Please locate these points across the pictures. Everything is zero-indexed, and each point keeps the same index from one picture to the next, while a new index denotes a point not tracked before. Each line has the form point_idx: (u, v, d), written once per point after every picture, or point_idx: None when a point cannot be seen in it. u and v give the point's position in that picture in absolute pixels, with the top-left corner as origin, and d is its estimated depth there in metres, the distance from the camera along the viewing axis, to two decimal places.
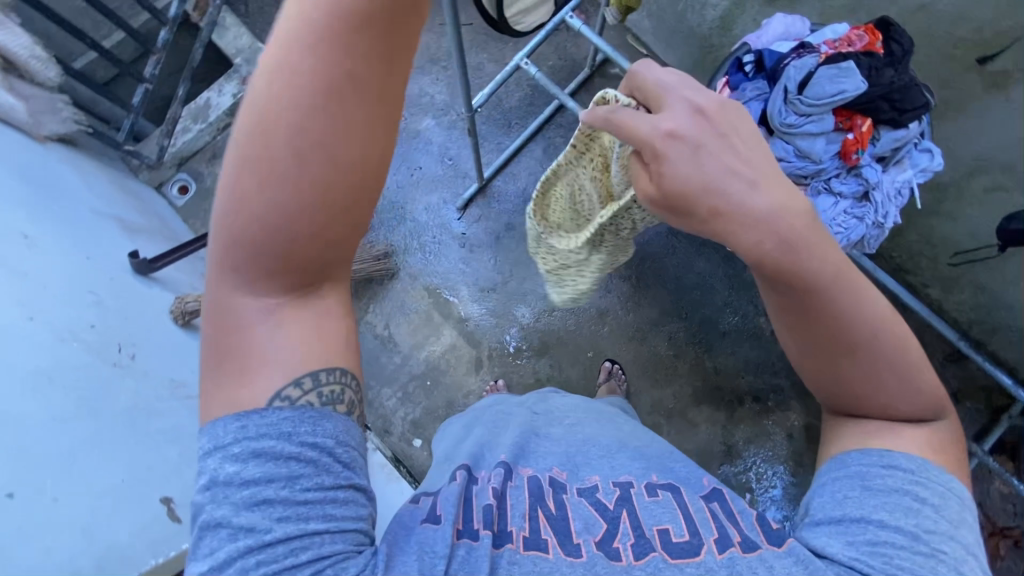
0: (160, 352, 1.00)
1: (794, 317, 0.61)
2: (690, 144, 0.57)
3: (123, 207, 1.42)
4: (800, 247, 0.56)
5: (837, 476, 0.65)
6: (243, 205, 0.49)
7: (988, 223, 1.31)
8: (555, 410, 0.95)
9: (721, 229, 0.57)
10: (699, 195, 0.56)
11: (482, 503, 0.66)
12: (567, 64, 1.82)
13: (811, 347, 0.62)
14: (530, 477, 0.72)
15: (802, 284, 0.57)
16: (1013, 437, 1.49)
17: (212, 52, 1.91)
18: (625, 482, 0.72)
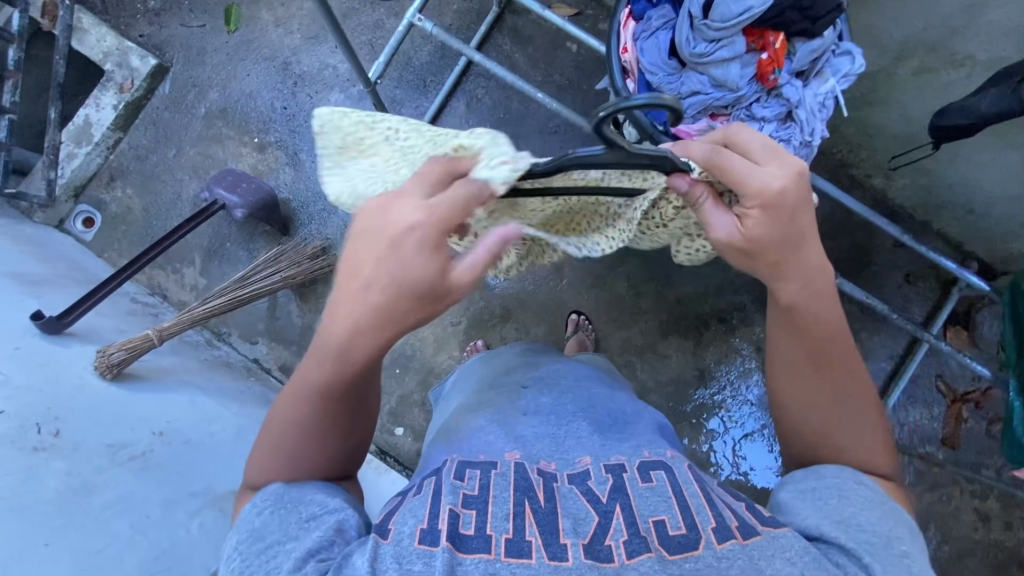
0: (94, 416, 0.94)
1: (817, 357, 0.68)
2: (763, 206, 0.58)
3: (19, 260, 1.29)
4: (824, 302, 0.65)
5: (811, 480, 0.67)
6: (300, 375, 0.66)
7: (920, 107, 1.29)
8: (531, 373, 0.87)
9: (778, 270, 0.62)
10: (768, 246, 0.60)
11: (451, 504, 0.62)
12: (473, 6, 1.67)
13: (783, 364, 0.72)
14: (516, 464, 0.67)
15: (818, 334, 0.67)
16: (965, 305, 1.63)
17: (78, 60, 1.69)
18: (618, 465, 0.67)
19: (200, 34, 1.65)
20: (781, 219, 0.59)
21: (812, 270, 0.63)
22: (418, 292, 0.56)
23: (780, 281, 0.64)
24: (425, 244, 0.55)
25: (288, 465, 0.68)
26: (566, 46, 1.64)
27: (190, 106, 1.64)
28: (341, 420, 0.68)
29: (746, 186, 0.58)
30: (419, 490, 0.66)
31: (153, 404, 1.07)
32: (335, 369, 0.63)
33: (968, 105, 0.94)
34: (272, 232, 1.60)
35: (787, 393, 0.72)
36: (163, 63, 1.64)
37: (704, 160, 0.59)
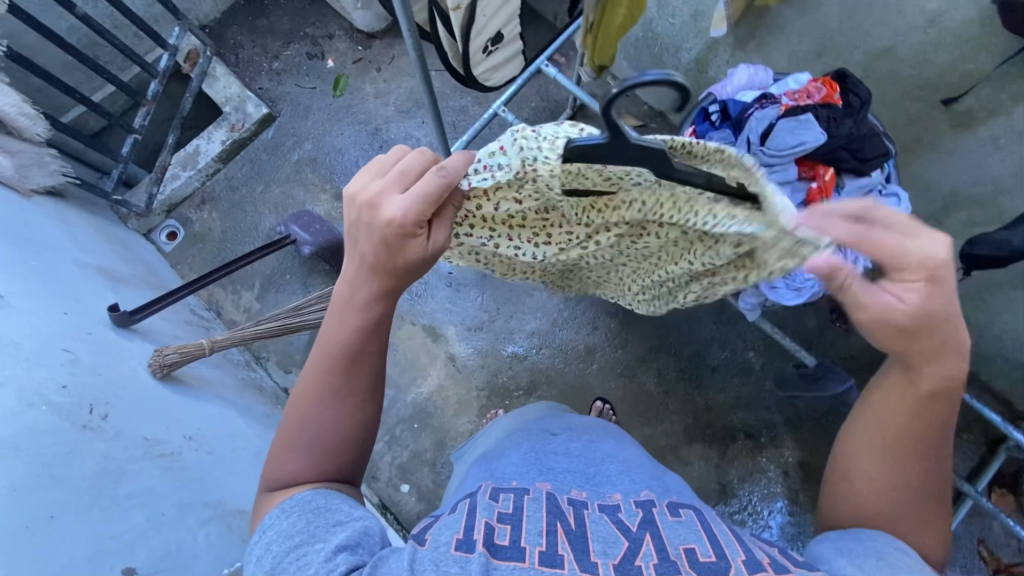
0: (137, 409, 1.00)
1: (920, 435, 0.66)
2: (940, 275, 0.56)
3: (108, 257, 1.42)
4: (942, 388, 0.64)
5: (850, 541, 0.64)
6: (317, 358, 0.76)
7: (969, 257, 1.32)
8: (566, 425, 0.88)
9: (932, 344, 0.60)
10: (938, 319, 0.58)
11: (486, 518, 0.63)
12: (549, 106, 1.85)
13: (891, 444, 0.67)
14: (548, 492, 0.69)
15: (932, 413, 0.65)
16: (1013, 468, 1.54)
17: (203, 100, 1.95)
18: (646, 500, 0.69)
19: (309, 95, 1.89)
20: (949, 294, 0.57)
21: (954, 360, 0.62)
22: (394, 271, 0.68)
23: (925, 363, 0.62)
24: (402, 231, 0.62)
25: (309, 442, 0.75)
26: None
27: (285, 151, 1.84)
28: (349, 411, 0.76)
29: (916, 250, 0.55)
30: (454, 511, 0.67)
31: (188, 409, 1.12)
32: (335, 358, 0.75)
33: (1001, 240, 0.99)
34: (330, 272, 1.71)
35: (862, 468, 0.69)
36: (272, 113, 1.87)
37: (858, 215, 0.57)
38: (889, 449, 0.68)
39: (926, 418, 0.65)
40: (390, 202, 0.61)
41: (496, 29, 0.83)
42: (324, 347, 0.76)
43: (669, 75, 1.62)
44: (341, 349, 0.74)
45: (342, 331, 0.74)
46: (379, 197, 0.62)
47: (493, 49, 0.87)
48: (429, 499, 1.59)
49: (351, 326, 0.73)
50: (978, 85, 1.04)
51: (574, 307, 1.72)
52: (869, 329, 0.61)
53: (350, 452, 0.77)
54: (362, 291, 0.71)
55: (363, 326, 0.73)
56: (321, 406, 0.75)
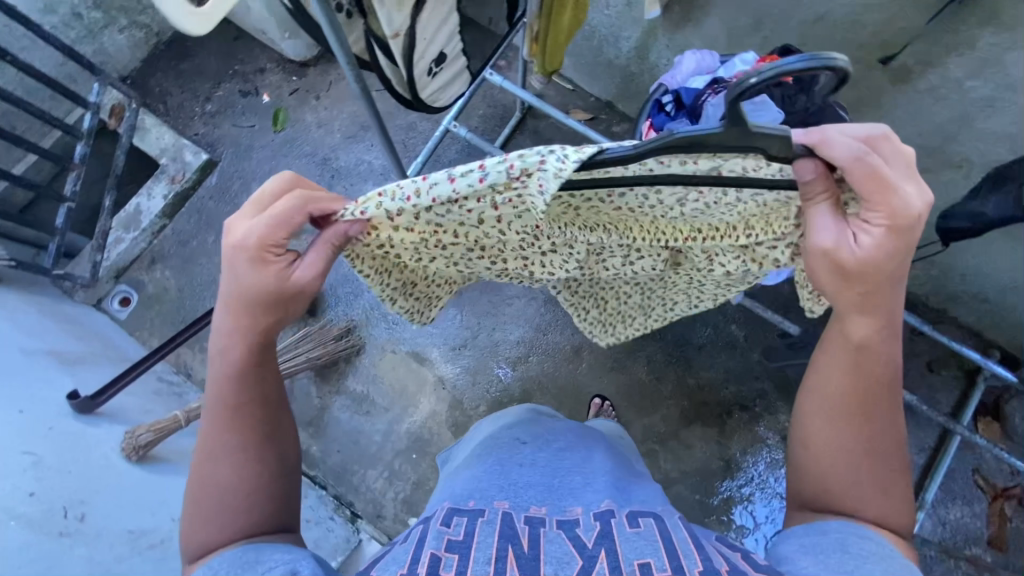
0: (117, 500, 0.93)
1: (865, 390, 0.70)
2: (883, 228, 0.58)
3: (58, 338, 1.33)
4: (882, 346, 0.69)
5: (814, 537, 0.65)
6: (202, 415, 0.69)
7: (925, 203, 1.35)
8: (537, 432, 0.85)
9: (871, 298, 0.65)
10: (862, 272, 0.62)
11: (433, 549, 0.61)
12: (498, 111, 1.83)
13: (833, 403, 0.71)
14: (504, 512, 0.67)
15: (877, 367, 0.69)
16: (994, 396, 1.61)
17: (135, 154, 1.85)
18: (607, 511, 0.67)
19: (249, 134, 1.81)
20: (891, 249, 0.60)
21: (888, 312, 0.67)
22: (262, 296, 0.66)
23: (855, 314, 0.67)
24: (253, 253, 0.64)
25: (213, 515, 0.64)
26: (584, 146, 1.77)
27: (233, 196, 1.76)
28: (251, 461, 0.68)
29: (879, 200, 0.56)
30: (406, 538, 0.66)
31: (172, 487, 1.06)
32: (216, 410, 0.68)
33: (974, 211, 1.00)
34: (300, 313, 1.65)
35: (806, 431, 0.73)
36: (213, 157, 1.78)
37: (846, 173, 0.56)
38: (831, 407, 0.71)
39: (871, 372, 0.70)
40: (241, 227, 0.64)
41: (438, 49, 0.80)
42: (208, 402, 0.68)
43: (612, 64, 1.62)
44: (222, 398, 0.68)
45: (222, 377, 0.68)
46: (229, 228, 0.65)
47: (437, 69, 0.84)
48: None
49: (228, 370, 0.68)
50: (911, 40, 1.07)
51: (555, 309, 1.70)
52: (816, 270, 0.65)
53: (255, 506, 0.67)
54: (231, 330, 0.68)
55: (242, 367, 0.69)
56: (217, 464, 0.66)
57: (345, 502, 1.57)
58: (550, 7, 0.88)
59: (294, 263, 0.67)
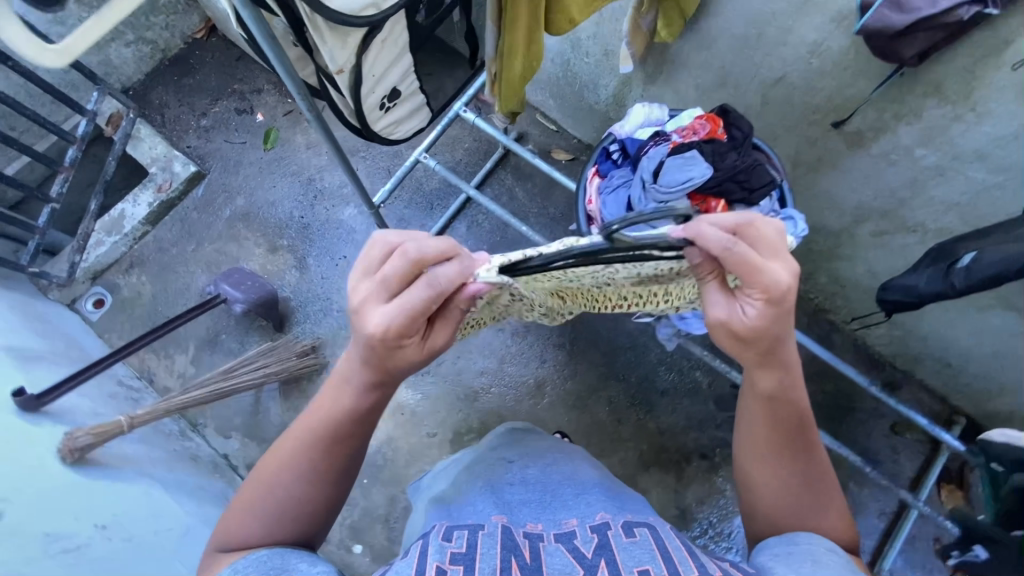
0: (39, 502, 0.93)
1: (785, 438, 0.72)
2: (767, 298, 0.60)
3: (21, 334, 1.35)
4: (790, 395, 0.70)
5: (785, 547, 0.67)
6: (296, 434, 0.74)
7: (883, 264, 1.37)
8: (522, 451, 0.89)
9: (770, 357, 0.66)
10: (760, 337, 0.63)
11: (438, 561, 0.60)
12: (482, 145, 1.88)
13: (761, 451, 0.74)
14: (503, 525, 0.67)
15: (792, 416, 0.71)
16: (957, 463, 1.58)
17: (129, 161, 1.91)
18: (602, 523, 0.68)
19: (239, 150, 1.87)
20: (780, 314, 0.61)
21: (788, 363, 0.68)
22: (389, 363, 0.67)
23: (760, 370, 0.68)
24: (397, 335, 0.63)
25: (265, 518, 0.70)
26: (562, 185, 1.81)
27: (216, 209, 1.80)
28: (314, 491, 0.73)
29: (760, 277, 0.59)
30: (405, 554, 0.65)
31: (105, 493, 1.06)
32: (316, 438, 0.72)
33: (907, 286, 1.01)
34: (268, 328, 1.67)
35: (745, 472, 0.76)
36: (201, 170, 1.84)
37: (724, 253, 0.58)
38: (762, 457, 0.74)
39: (787, 422, 0.71)
40: (380, 310, 0.62)
41: (391, 85, 0.85)
42: (304, 429, 0.73)
43: (591, 109, 1.67)
44: (320, 431, 0.72)
45: (324, 418, 0.72)
46: (368, 294, 0.63)
47: (391, 104, 0.88)
48: (384, 558, 1.53)
49: (343, 411, 0.72)
50: (861, 107, 1.10)
51: (521, 342, 1.71)
52: (718, 338, 0.67)
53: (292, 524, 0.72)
54: (356, 378, 0.71)
55: (343, 412, 0.72)
56: (299, 481, 0.72)
57: None
58: (503, 52, 0.94)
59: (424, 342, 0.66)
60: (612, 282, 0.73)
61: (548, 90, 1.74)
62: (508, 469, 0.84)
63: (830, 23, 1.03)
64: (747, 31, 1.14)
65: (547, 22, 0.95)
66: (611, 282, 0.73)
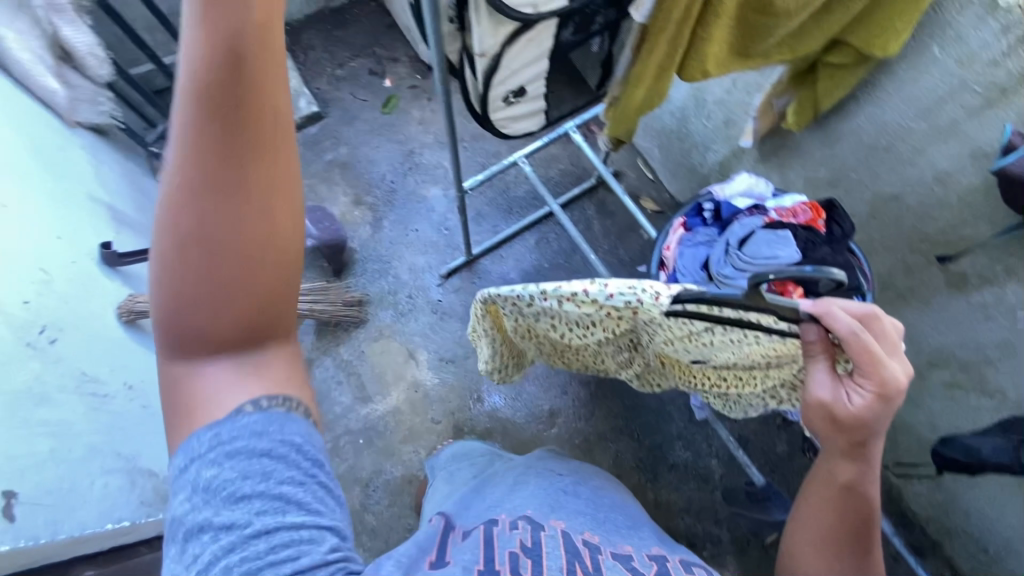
0: (89, 343, 1.01)
1: (845, 538, 0.70)
2: (879, 389, 0.62)
3: (124, 200, 1.49)
4: (862, 496, 0.70)
5: None
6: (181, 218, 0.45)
7: (945, 418, 1.28)
8: (571, 471, 0.91)
9: (855, 445, 0.68)
10: (856, 421, 0.65)
11: (509, 549, 0.62)
12: (576, 171, 1.92)
13: (816, 546, 0.71)
14: (563, 530, 0.67)
15: (856, 518, 0.70)
16: None
17: None
18: (660, 555, 0.68)
19: (359, 106, 2.00)
20: (885, 407, 0.64)
21: (871, 462, 0.69)
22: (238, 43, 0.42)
23: (841, 459, 0.70)
24: None
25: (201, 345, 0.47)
26: (639, 232, 1.82)
27: (321, 150, 1.93)
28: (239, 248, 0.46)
29: (881, 369, 0.62)
30: (468, 535, 0.69)
31: (142, 359, 1.14)
32: (203, 183, 0.44)
33: None
34: (326, 270, 1.76)
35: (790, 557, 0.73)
36: (321, 112, 1.97)
37: (850, 336, 0.61)
38: (815, 551, 0.71)
39: (851, 522, 0.70)
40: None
41: (520, 83, 0.89)
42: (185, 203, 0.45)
43: (693, 170, 1.67)
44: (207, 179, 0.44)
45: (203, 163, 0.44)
46: None
47: (514, 100, 0.92)
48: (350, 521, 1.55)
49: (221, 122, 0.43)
50: (973, 251, 1.05)
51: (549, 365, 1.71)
52: (812, 416, 0.69)
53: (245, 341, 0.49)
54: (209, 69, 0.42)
55: (222, 127, 0.43)
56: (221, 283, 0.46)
57: None
58: (630, 78, 0.97)
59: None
60: (704, 345, 0.80)
61: (657, 140, 1.77)
62: (561, 478, 0.87)
63: (966, 156, 1.00)
64: (876, 140, 1.12)
65: (681, 66, 0.96)
66: (703, 344, 0.80)
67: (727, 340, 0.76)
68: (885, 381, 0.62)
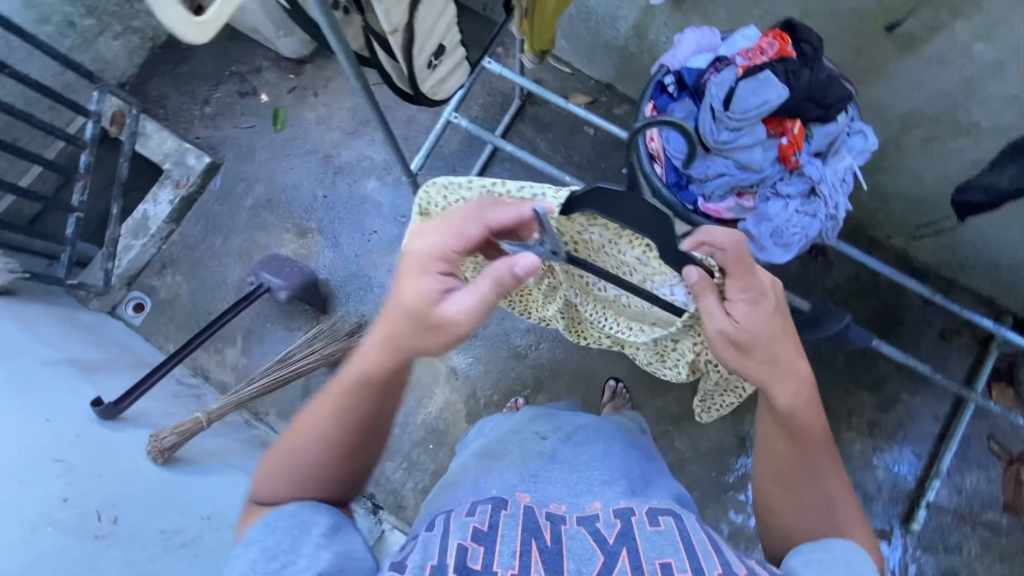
0: (148, 502, 0.97)
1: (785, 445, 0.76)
2: (750, 295, 0.69)
3: (79, 347, 1.36)
4: (799, 409, 0.73)
5: (819, 552, 0.69)
6: None
7: (931, 173, 1.33)
8: (555, 426, 0.86)
9: (770, 361, 0.71)
10: (758, 338, 0.69)
11: (461, 538, 0.62)
12: (496, 99, 1.81)
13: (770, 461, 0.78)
14: (526, 506, 0.66)
15: (796, 430, 0.75)
16: (1007, 363, 1.58)
17: (140, 161, 1.86)
18: (626, 509, 0.67)
19: (249, 135, 1.81)
20: (769, 310, 0.70)
21: (795, 376, 0.72)
22: None
23: (771, 385, 0.72)
24: None
25: None
26: (584, 131, 1.76)
27: (238, 198, 1.78)
28: None
29: (748, 278, 0.69)
30: (434, 526, 0.67)
31: (194, 489, 1.08)
32: None
33: None
34: (311, 312, 1.68)
35: (766, 494, 0.79)
36: (215, 160, 1.80)
37: (722, 254, 0.68)
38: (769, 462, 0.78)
39: (793, 435, 0.75)
40: None
41: (437, 41, 0.80)
42: None
43: (610, 45, 1.59)
44: None
45: None
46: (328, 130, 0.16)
47: (436, 62, 0.83)
48: None
49: None
50: (918, 6, 1.04)
51: None
52: (718, 352, 0.72)
53: None
54: None
55: None
56: None
57: (366, 494, 1.58)
58: None
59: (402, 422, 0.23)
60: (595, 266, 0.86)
61: (561, 31, 1.66)
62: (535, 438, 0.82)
63: None
64: None
65: None
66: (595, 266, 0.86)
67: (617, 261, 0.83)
68: (751, 285, 0.69)
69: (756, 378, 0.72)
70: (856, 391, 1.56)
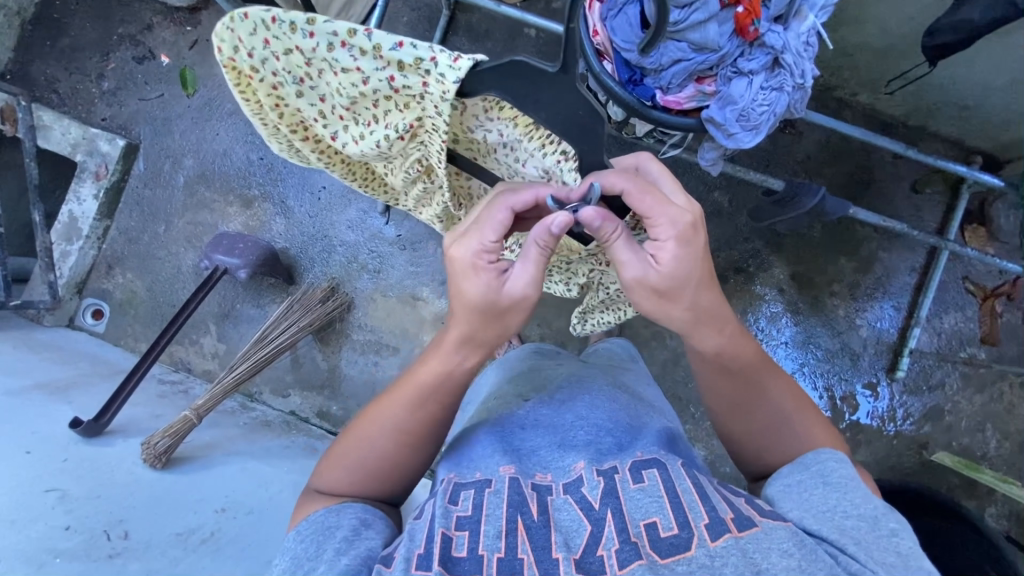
0: (155, 509, 0.96)
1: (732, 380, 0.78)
2: (671, 230, 0.64)
3: (44, 367, 1.29)
4: (734, 343, 0.75)
5: (797, 474, 0.70)
6: None
7: (895, 17, 1.24)
8: (539, 386, 0.85)
9: (700, 307, 0.69)
10: (682, 280, 0.66)
11: (444, 527, 0.62)
12: (423, 14, 1.63)
13: (722, 396, 0.80)
14: (510, 478, 0.66)
15: (737, 362, 0.76)
16: (979, 202, 1.59)
17: (49, 156, 1.69)
18: (609, 469, 0.67)
19: (159, 105, 1.63)
20: (695, 250, 0.65)
21: (724, 316, 0.72)
22: None
23: (701, 329, 0.72)
24: None
25: None
26: (525, 34, 1.61)
27: (168, 177, 1.64)
28: None
29: (661, 212, 0.64)
30: (419, 515, 0.67)
31: (198, 485, 1.06)
32: None
33: (960, 22, 0.96)
34: (279, 284, 1.61)
35: (725, 426, 0.82)
36: (130, 141, 1.63)
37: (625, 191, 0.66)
38: (723, 397, 0.80)
39: (735, 368, 0.77)
40: None
41: None
42: None
43: None
44: None
45: None
46: None
47: None
48: None
49: None
50: None
51: None
52: (640, 301, 0.69)
53: None
54: None
55: None
56: None
57: None
58: None
59: None
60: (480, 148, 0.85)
61: None
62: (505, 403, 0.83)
63: None
64: None
65: None
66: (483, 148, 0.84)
67: (510, 143, 0.81)
68: (672, 220, 0.64)
69: (686, 326, 0.71)
70: (834, 259, 1.57)
